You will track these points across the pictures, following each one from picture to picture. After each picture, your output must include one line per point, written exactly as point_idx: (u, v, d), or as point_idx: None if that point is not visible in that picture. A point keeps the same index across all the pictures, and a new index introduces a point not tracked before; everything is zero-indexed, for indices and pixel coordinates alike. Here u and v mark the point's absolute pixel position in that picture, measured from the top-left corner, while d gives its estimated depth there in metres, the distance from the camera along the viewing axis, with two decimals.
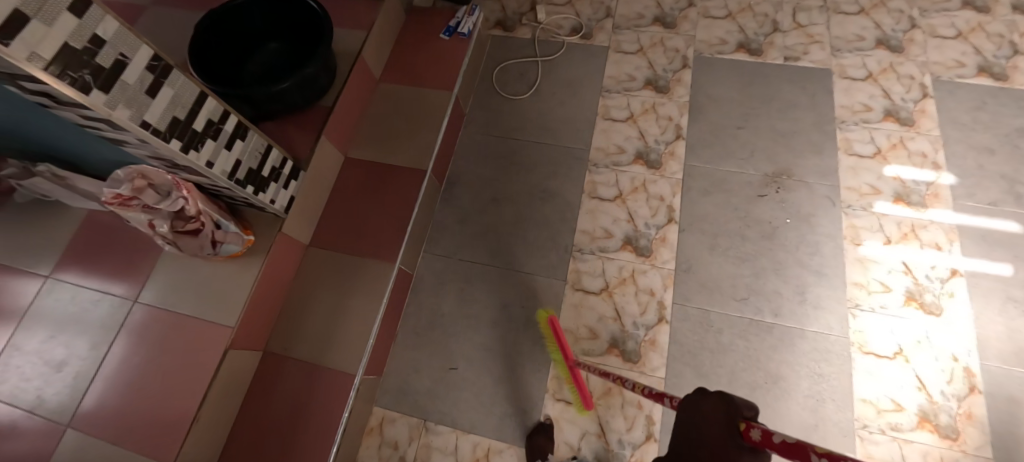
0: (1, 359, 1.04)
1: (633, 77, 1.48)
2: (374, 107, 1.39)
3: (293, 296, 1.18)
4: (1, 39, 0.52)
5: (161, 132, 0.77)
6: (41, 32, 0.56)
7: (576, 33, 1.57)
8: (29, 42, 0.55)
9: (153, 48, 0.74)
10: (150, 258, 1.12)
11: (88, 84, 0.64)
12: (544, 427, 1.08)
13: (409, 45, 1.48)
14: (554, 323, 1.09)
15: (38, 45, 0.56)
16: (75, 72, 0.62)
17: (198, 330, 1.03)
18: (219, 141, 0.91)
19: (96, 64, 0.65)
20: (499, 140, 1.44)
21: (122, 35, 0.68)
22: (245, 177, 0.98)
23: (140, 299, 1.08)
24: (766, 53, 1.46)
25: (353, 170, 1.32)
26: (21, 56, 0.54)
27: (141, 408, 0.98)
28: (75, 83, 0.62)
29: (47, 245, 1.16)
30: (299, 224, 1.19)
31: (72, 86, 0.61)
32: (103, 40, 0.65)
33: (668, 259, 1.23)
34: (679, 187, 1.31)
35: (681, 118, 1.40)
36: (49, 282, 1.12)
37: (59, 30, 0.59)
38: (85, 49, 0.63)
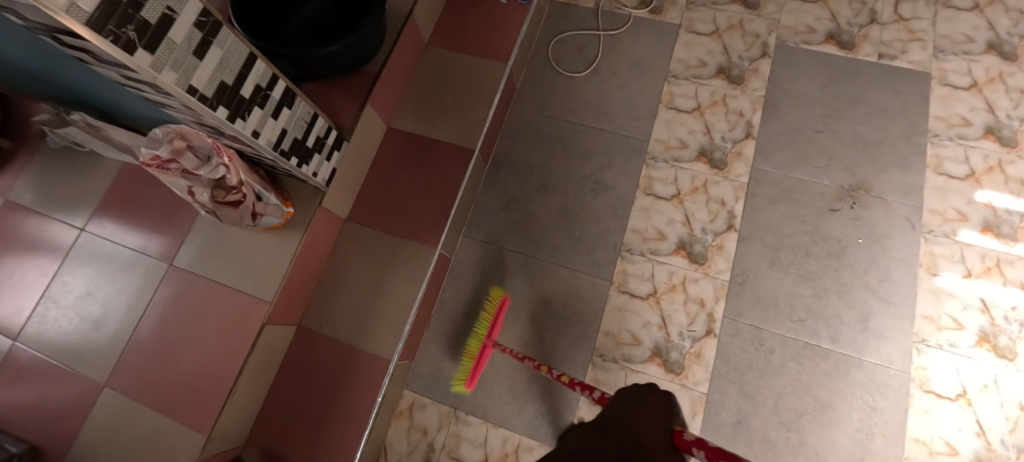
0: (38, 310, 1.03)
1: (703, 62, 1.35)
2: (421, 74, 1.29)
3: (330, 271, 1.14)
4: None
5: (208, 99, 0.68)
6: None
7: (645, 5, 1.42)
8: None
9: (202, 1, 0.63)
10: (190, 217, 1.09)
11: (132, 42, 0.54)
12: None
13: (462, 7, 1.35)
14: (503, 306, 1.06)
15: None
16: (118, 28, 0.52)
17: (235, 301, 1.01)
18: (266, 109, 0.82)
19: (141, 19, 0.55)
20: (552, 121, 1.34)
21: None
22: (289, 148, 0.90)
23: (175, 262, 1.05)
24: (858, 48, 1.31)
25: (397, 142, 1.24)
26: (60, 7, 0.45)
27: (176, 374, 0.97)
28: (117, 40, 0.52)
29: (81, 196, 1.12)
30: (340, 198, 1.13)
31: (114, 43, 0.52)
32: None
33: (724, 269, 1.16)
34: (743, 192, 1.21)
35: (753, 115, 1.28)
36: (84, 235, 1.09)
37: None
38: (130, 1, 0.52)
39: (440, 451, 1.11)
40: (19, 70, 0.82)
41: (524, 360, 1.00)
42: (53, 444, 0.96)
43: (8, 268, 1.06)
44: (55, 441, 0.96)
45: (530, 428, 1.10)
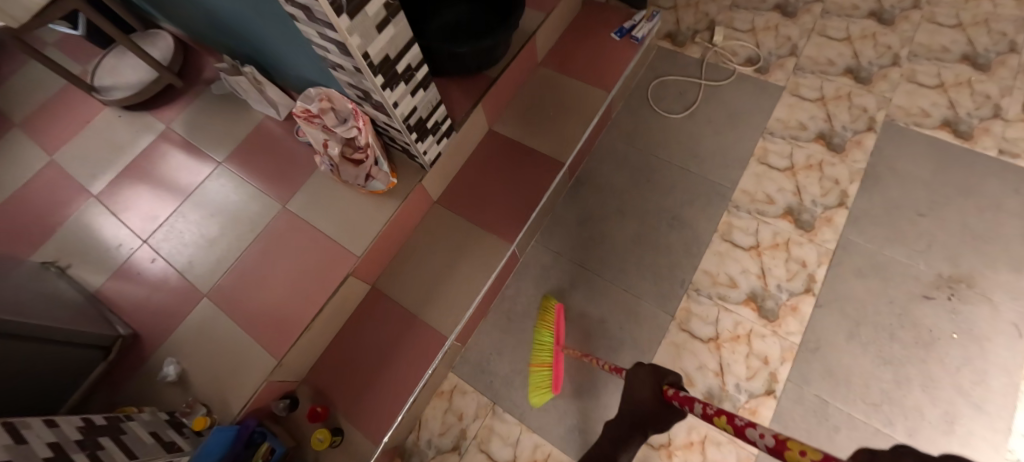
0: (169, 221, 1.23)
1: (804, 126, 1.35)
2: (529, 87, 1.40)
3: (411, 243, 1.23)
4: None
5: (373, 66, 0.80)
6: None
7: (751, 64, 1.47)
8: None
9: None
10: (307, 170, 1.24)
11: (342, 8, 0.67)
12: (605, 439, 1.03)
13: (577, 36, 1.47)
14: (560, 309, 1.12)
15: None
16: None
17: (329, 250, 1.12)
18: (408, 86, 0.93)
19: None
20: (640, 153, 1.38)
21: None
22: (414, 124, 1.01)
23: (285, 206, 1.20)
24: (977, 139, 1.26)
25: (495, 142, 1.34)
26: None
27: (264, 300, 1.09)
28: (333, 4, 0.65)
29: (228, 138, 1.34)
30: (436, 180, 1.23)
31: (332, 7, 0.65)
32: None
33: (795, 331, 1.11)
34: (828, 258, 1.17)
35: (850, 185, 1.25)
36: (221, 168, 1.30)
37: None
38: None
39: (471, 440, 1.12)
40: (231, 18, 1.02)
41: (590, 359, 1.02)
42: (148, 335, 1.09)
43: (158, 183, 1.30)
44: (152, 333, 1.09)
45: (563, 442, 1.09)
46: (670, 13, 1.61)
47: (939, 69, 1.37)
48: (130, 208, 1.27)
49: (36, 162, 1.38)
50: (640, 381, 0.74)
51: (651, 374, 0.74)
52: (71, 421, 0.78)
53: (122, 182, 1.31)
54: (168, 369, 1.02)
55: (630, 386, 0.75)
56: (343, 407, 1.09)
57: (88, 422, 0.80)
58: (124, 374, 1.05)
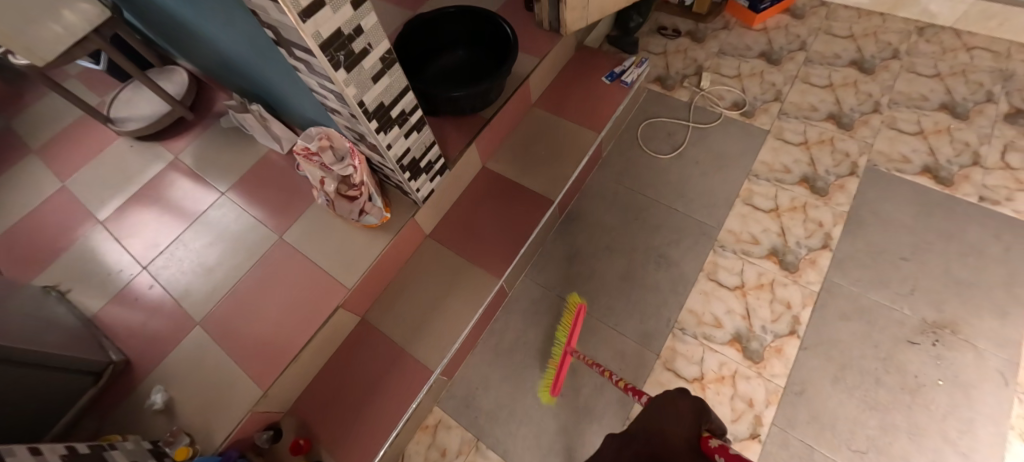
0: (169, 249, 1.27)
1: (788, 169, 1.39)
2: (523, 127, 1.46)
3: (402, 276, 1.25)
4: (304, 18, 0.64)
5: (368, 112, 0.86)
6: (327, 16, 0.68)
7: (737, 108, 1.53)
8: (318, 22, 0.67)
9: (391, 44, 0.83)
10: (306, 203, 1.29)
11: (339, 64, 0.75)
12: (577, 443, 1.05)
13: (570, 79, 1.54)
14: (581, 313, 1.08)
15: (321, 26, 0.68)
16: (333, 52, 0.72)
17: (321, 282, 1.15)
18: (402, 130, 0.98)
19: (350, 49, 0.75)
20: (629, 191, 1.42)
21: (375, 29, 0.78)
22: (407, 164, 1.05)
23: (282, 238, 1.24)
24: (957, 186, 1.30)
25: (488, 178, 1.38)
26: (308, 32, 0.67)
27: (255, 330, 1.11)
28: (330, 60, 0.73)
29: (232, 170, 1.40)
30: (429, 215, 1.27)
31: (329, 62, 0.72)
32: (362, 30, 0.76)
33: (780, 374, 1.11)
34: (812, 300, 1.19)
35: (834, 227, 1.28)
36: (223, 198, 1.34)
37: (339, 17, 0.70)
38: (349, 34, 0.74)
39: None
40: (242, 62, 1.10)
41: (597, 367, 1.02)
42: (140, 361, 1.10)
43: (161, 212, 1.34)
44: (144, 359, 1.11)
45: None
46: (660, 59, 1.68)
47: (919, 116, 1.42)
48: (133, 235, 1.31)
49: (47, 188, 1.44)
50: (680, 409, 0.66)
51: (694, 407, 0.67)
52: (56, 448, 0.79)
53: (127, 209, 1.36)
54: (155, 396, 1.03)
55: (665, 407, 0.67)
56: (326, 440, 1.10)
57: (72, 450, 0.81)
58: (111, 401, 1.06)
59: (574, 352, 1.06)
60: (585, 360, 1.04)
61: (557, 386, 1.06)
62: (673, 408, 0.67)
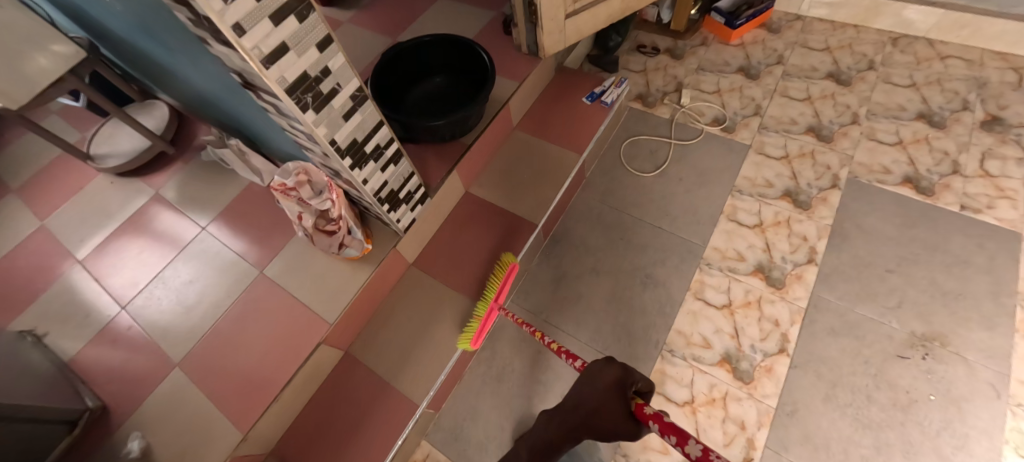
0: (148, 288, 1.25)
1: (771, 183, 1.39)
2: (505, 150, 1.46)
3: (386, 307, 1.24)
4: (266, 63, 0.65)
5: (341, 150, 0.86)
6: (291, 60, 0.69)
7: (717, 123, 1.53)
8: (282, 67, 0.68)
9: (362, 82, 0.83)
10: (286, 236, 1.28)
11: (307, 105, 0.75)
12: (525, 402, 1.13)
13: (550, 100, 1.54)
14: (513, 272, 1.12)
15: (286, 70, 0.69)
16: (300, 94, 0.73)
17: (303, 317, 1.13)
18: (378, 164, 0.98)
19: (318, 90, 0.76)
20: (613, 211, 1.41)
21: (344, 68, 0.79)
22: (385, 196, 1.05)
23: (263, 273, 1.22)
24: (938, 195, 1.30)
25: (471, 204, 1.37)
26: (272, 78, 0.67)
27: (236, 369, 1.09)
28: (298, 103, 0.73)
29: (213, 204, 1.38)
30: (412, 244, 1.26)
31: (295, 104, 0.73)
32: (330, 71, 0.76)
33: (771, 394, 1.10)
34: (800, 316, 1.18)
35: (818, 242, 1.27)
36: (205, 233, 1.33)
37: (304, 61, 0.71)
38: (316, 76, 0.74)
39: None
40: (218, 99, 1.09)
41: (525, 325, 1.07)
42: (118, 406, 1.08)
43: (141, 249, 1.33)
44: (120, 405, 1.08)
45: None
46: (640, 76, 1.69)
47: (897, 127, 1.43)
48: (111, 275, 1.29)
49: (26, 228, 1.42)
50: (608, 376, 0.76)
51: (620, 373, 0.76)
52: None
53: (107, 248, 1.34)
54: (132, 444, 1.01)
55: (598, 373, 0.77)
56: None
57: None
58: (86, 450, 1.02)
59: (502, 307, 1.10)
60: (512, 316, 1.08)
61: (478, 337, 1.09)
62: (602, 375, 0.77)
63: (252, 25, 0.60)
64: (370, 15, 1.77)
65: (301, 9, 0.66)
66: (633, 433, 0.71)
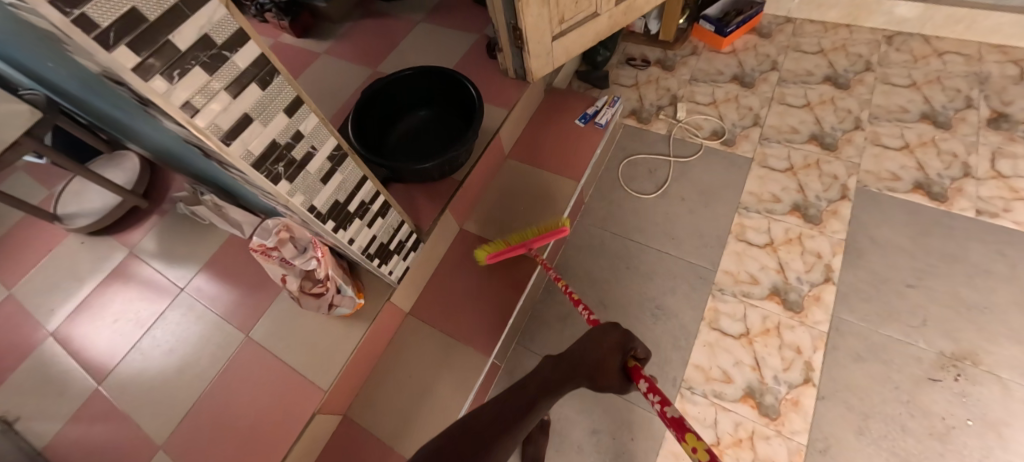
0: (127, 360, 1.17)
1: (778, 198, 1.33)
2: (498, 181, 1.39)
3: (384, 363, 1.16)
4: (226, 139, 0.58)
5: (321, 214, 0.79)
6: (257, 131, 0.62)
7: (717, 137, 1.47)
8: (246, 140, 0.61)
9: (339, 140, 0.76)
10: (271, 294, 1.20)
11: (279, 176, 0.68)
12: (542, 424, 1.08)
13: (542, 124, 1.48)
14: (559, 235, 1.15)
15: (251, 143, 0.62)
16: (271, 166, 0.66)
17: (294, 385, 1.04)
18: (364, 220, 0.91)
19: (290, 157, 0.69)
20: (617, 238, 1.34)
21: (318, 130, 0.72)
22: (375, 251, 0.98)
23: (248, 336, 1.14)
24: (952, 200, 1.25)
25: (466, 243, 1.30)
26: (236, 154, 0.61)
27: (225, 448, 1.00)
28: (268, 175, 0.66)
29: (193, 262, 1.31)
30: (407, 293, 1.19)
31: (265, 177, 0.66)
32: (302, 135, 0.70)
33: (800, 430, 1.03)
34: (822, 342, 1.12)
35: (833, 258, 1.22)
36: (182, 295, 1.26)
37: (271, 129, 0.64)
38: (287, 144, 0.67)
39: None
40: (190, 158, 1.02)
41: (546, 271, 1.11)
42: None
43: (117, 317, 1.24)
44: None
45: None
46: (632, 91, 1.63)
47: (902, 129, 1.38)
48: (86, 347, 1.20)
49: None
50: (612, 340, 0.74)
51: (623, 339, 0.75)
52: None
53: (78, 317, 1.25)
54: None
55: (601, 336, 0.74)
56: None
57: None
58: None
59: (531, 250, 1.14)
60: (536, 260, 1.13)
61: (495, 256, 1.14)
62: (601, 337, 0.74)
63: (206, 101, 0.54)
64: (347, 45, 1.70)
65: (262, 74, 0.60)
66: (621, 391, 0.73)
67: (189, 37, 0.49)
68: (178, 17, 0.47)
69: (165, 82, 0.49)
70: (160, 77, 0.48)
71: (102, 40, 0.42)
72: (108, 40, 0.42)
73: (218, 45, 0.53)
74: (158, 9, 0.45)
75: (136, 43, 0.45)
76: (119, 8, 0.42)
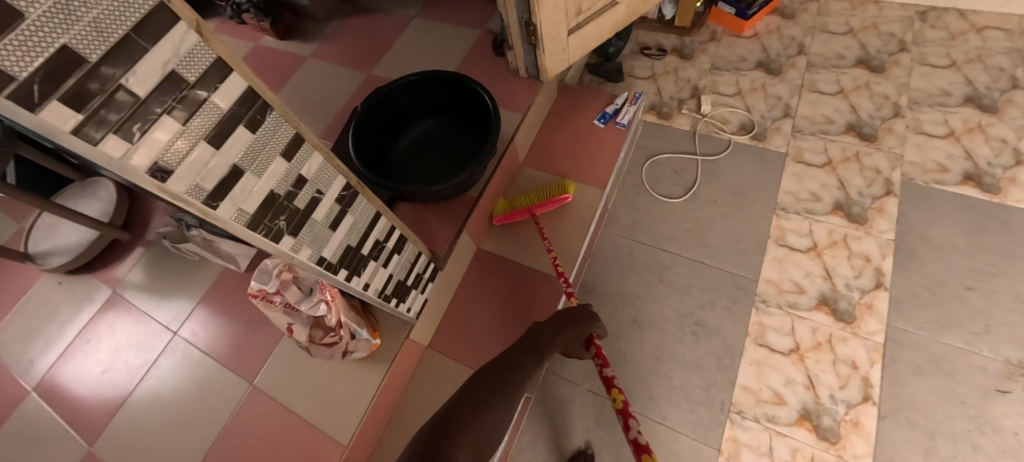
0: (121, 416, 1.06)
1: (817, 196, 1.24)
2: (515, 193, 1.28)
3: (406, 405, 1.06)
4: (210, 201, 0.47)
5: (333, 264, 0.69)
6: (250, 185, 0.50)
7: (745, 131, 1.37)
8: (237, 198, 0.49)
9: (349, 178, 0.65)
10: (275, 336, 1.09)
11: (281, 231, 0.57)
12: (583, 456, 1.03)
13: (556, 127, 1.36)
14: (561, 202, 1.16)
15: (243, 200, 0.50)
16: (270, 222, 0.55)
17: (310, 439, 0.97)
18: (380, 260, 0.80)
19: (292, 208, 0.57)
20: (646, 249, 1.24)
21: (323, 170, 0.60)
22: (391, 290, 0.88)
23: (255, 384, 1.05)
24: (1005, 192, 1.16)
25: (485, 265, 1.19)
26: (226, 215, 0.49)
27: None
28: (267, 232, 0.55)
29: (184, 301, 1.19)
30: (426, 325, 1.09)
31: (265, 236, 0.55)
32: (305, 179, 0.58)
33: (863, 454, 0.96)
34: (879, 355, 1.04)
35: (883, 261, 1.13)
36: (176, 339, 1.14)
37: (268, 178, 0.52)
38: (287, 193, 0.56)
39: None
40: None
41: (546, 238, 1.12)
42: None
43: (105, 366, 1.13)
44: None
45: None
46: (649, 83, 1.51)
47: (945, 115, 1.29)
48: (74, 402, 1.09)
49: None
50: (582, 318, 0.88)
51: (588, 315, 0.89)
52: None
53: (63, 368, 1.14)
54: None
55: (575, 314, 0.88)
56: None
57: None
58: None
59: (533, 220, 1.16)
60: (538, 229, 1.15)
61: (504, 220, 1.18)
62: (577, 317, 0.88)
63: (181, 157, 0.43)
64: (336, 46, 1.55)
65: (253, 113, 0.48)
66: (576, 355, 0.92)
67: (149, 79, 0.38)
68: (130, 53, 0.36)
69: (123, 142, 0.38)
70: (114, 137, 0.37)
71: (22, 98, 0.30)
72: (32, 98, 0.31)
73: (191, 83, 0.41)
74: (100, 47, 0.34)
75: (74, 96, 0.34)
76: (42, 51, 0.31)
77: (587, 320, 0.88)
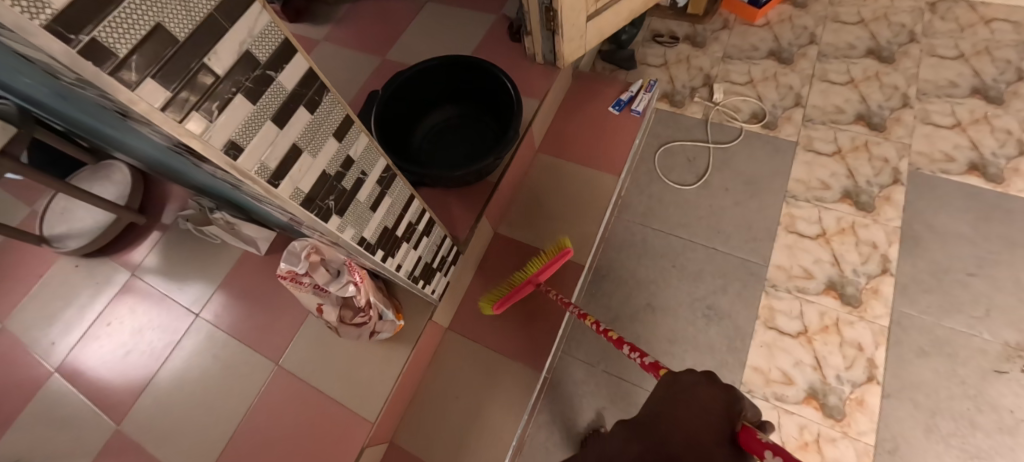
0: (148, 396, 1.09)
1: (826, 184, 1.27)
2: (531, 178, 1.30)
3: (427, 384, 1.10)
4: (273, 180, 0.47)
5: (371, 244, 0.71)
6: (307, 165, 0.51)
7: (757, 120, 1.39)
8: (296, 177, 0.50)
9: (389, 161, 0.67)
10: (298, 318, 1.12)
11: (329, 211, 0.58)
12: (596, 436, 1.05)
13: (571, 113, 1.38)
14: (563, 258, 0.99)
15: (301, 179, 0.51)
16: (321, 201, 0.56)
17: (337, 417, 1.01)
18: (410, 242, 0.83)
19: (340, 188, 0.59)
20: (659, 235, 1.27)
21: (368, 152, 0.62)
22: (419, 272, 0.90)
23: (280, 365, 1.07)
24: (1009, 181, 1.20)
25: (503, 249, 1.21)
26: (285, 194, 0.50)
27: None
28: (319, 212, 0.57)
29: (206, 283, 1.20)
30: (446, 307, 1.12)
31: (316, 215, 0.56)
32: (352, 161, 0.59)
33: (867, 431, 1.01)
34: (884, 337, 1.08)
35: (890, 248, 1.17)
36: (198, 321, 1.16)
37: (321, 158, 0.53)
38: (336, 173, 0.57)
39: None
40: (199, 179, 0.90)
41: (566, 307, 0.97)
42: None
43: (127, 348, 1.14)
44: None
45: None
46: (662, 71, 1.52)
47: (952, 105, 1.32)
48: (99, 382, 1.11)
49: None
50: (706, 400, 0.55)
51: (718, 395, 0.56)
52: None
53: (84, 350, 1.16)
54: None
55: (693, 395, 0.56)
56: None
57: None
58: None
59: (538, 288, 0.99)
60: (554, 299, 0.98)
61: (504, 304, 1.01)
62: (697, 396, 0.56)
63: (251, 136, 0.42)
64: (349, 31, 1.55)
65: (311, 95, 0.48)
66: None
67: (227, 57, 0.37)
68: (212, 31, 0.35)
69: (203, 120, 0.37)
70: (196, 115, 0.36)
71: (122, 75, 0.30)
72: (128, 74, 0.31)
73: (262, 64, 0.41)
74: (187, 25, 0.33)
75: (166, 74, 0.33)
76: (139, 29, 0.30)
77: (711, 397, 0.55)
